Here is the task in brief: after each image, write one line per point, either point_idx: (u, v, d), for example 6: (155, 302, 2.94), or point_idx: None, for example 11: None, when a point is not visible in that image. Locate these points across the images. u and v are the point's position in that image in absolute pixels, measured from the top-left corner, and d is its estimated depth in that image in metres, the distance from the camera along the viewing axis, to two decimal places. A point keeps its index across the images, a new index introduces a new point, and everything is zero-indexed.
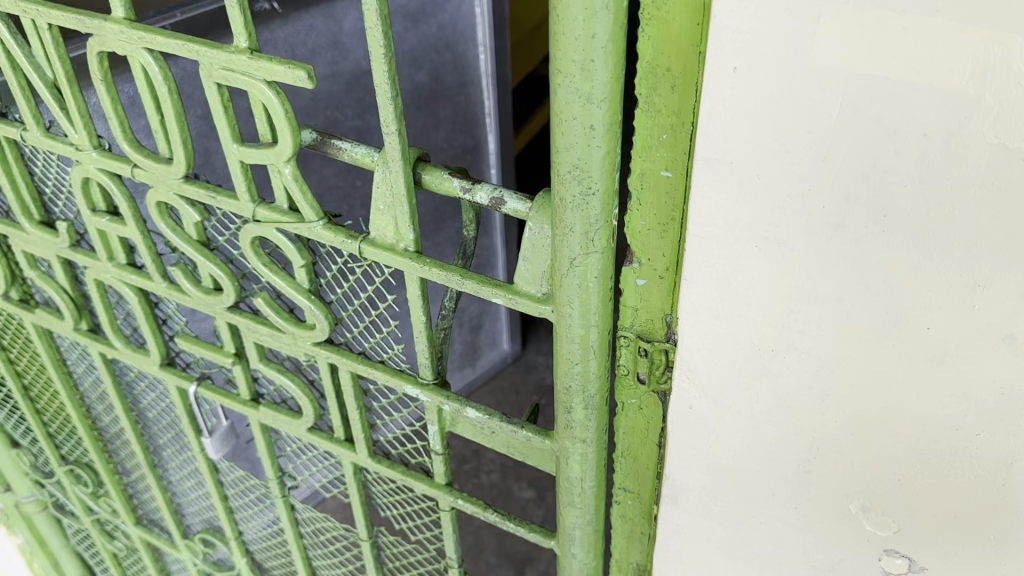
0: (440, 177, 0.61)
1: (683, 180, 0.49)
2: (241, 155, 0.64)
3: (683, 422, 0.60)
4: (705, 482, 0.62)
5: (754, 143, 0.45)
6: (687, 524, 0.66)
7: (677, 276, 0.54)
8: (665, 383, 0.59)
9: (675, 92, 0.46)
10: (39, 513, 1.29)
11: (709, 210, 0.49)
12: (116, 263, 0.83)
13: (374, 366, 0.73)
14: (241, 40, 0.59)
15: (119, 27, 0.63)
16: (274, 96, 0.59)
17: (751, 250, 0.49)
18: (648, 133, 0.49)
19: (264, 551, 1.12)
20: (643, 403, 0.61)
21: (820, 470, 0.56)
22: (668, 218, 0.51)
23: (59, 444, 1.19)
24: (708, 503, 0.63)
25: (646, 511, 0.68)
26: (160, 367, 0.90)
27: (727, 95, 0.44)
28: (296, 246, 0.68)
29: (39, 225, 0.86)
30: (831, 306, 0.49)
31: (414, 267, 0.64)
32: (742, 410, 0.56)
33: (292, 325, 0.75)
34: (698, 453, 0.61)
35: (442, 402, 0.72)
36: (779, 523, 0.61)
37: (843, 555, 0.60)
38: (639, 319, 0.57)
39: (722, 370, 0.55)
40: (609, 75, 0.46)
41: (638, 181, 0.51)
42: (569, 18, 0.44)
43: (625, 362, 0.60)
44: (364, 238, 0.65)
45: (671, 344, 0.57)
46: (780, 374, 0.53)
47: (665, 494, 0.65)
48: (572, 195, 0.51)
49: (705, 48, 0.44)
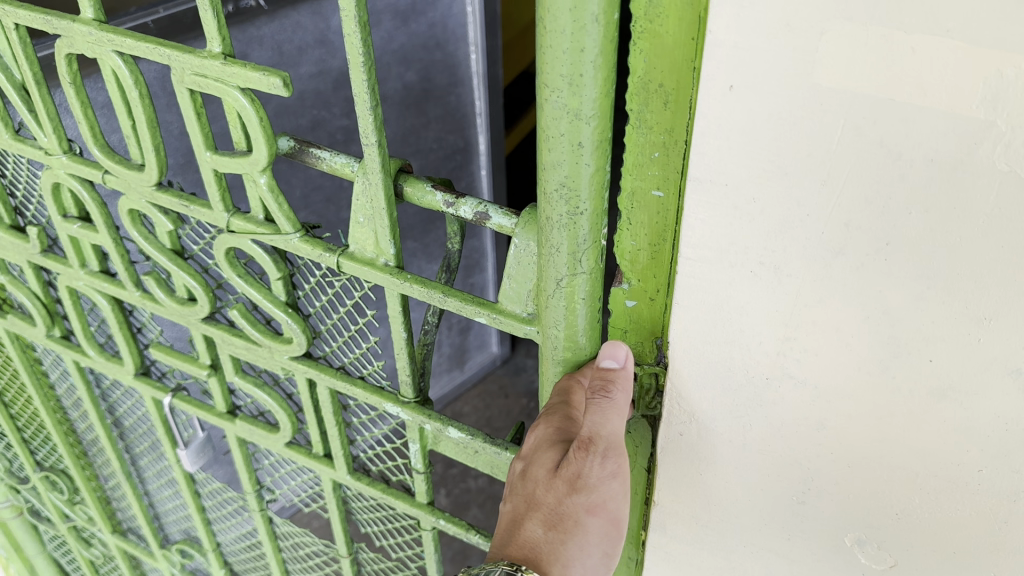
0: (422, 190, 0.58)
1: (675, 200, 0.47)
2: (215, 163, 0.61)
3: (672, 448, 0.58)
4: (695, 509, 0.60)
5: (752, 163, 0.43)
6: (676, 551, 0.64)
7: (669, 298, 0.51)
8: (655, 408, 0.57)
9: (667, 108, 0.44)
10: (15, 518, 1.26)
11: (702, 232, 0.46)
12: (88, 270, 0.80)
13: (355, 384, 0.71)
14: (215, 45, 0.56)
15: (87, 29, 0.60)
16: (249, 103, 0.56)
17: (746, 275, 0.47)
18: (639, 151, 0.46)
19: (243, 563, 1.08)
20: (631, 427, 0.59)
21: (814, 502, 0.54)
22: (659, 239, 0.49)
23: (34, 450, 1.15)
24: (697, 530, 0.61)
25: (634, 536, 0.65)
26: (135, 377, 0.87)
27: (722, 114, 0.42)
28: (272, 258, 0.66)
29: (9, 229, 0.83)
30: (829, 334, 0.46)
31: (395, 283, 0.61)
32: (735, 438, 0.54)
33: (269, 338, 0.72)
34: (689, 480, 0.59)
35: (423, 421, 0.69)
36: (771, 553, 0.59)
37: None
38: (628, 342, 0.54)
39: (714, 397, 0.53)
40: (599, 91, 0.44)
41: (627, 200, 0.48)
42: (556, 30, 0.42)
43: None
44: (342, 251, 0.62)
45: (662, 367, 0.54)
46: (775, 403, 0.51)
47: (653, 521, 0.63)
48: (558, 214, 0.48)
49: (699, 63, 0.41)
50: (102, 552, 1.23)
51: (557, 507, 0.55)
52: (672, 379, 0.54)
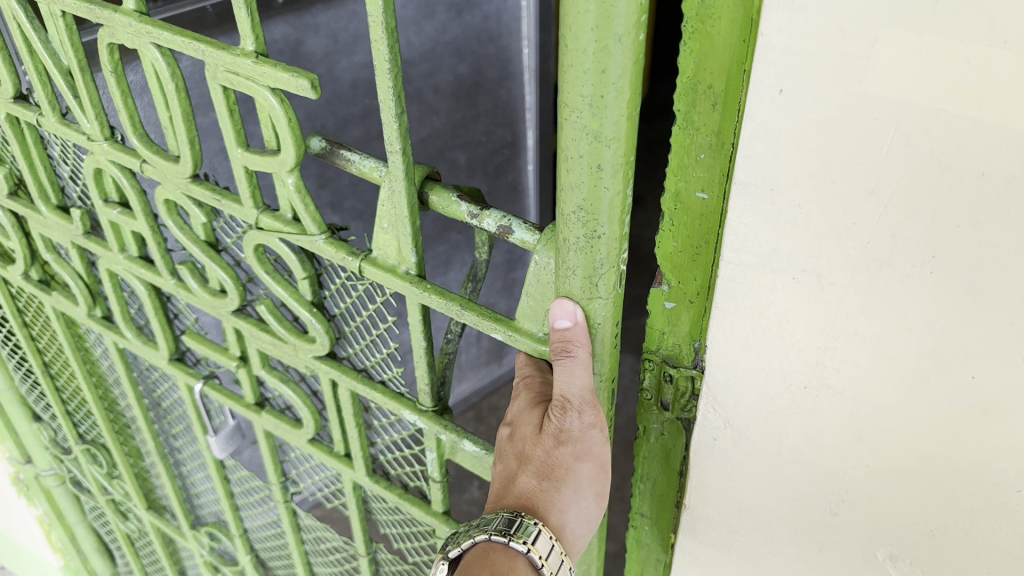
0: (448, 199, 0.59)
1: (720, 203, 0.47)
2: (245, 160, 0.62)
3: (706, 454, 0.58)
4: (725, 516, 0.60)
5: (797, 170, 0.42)
6: (704, 558, 0.64)
7: (705, 302, 0.51)
8: (689, 412, 0.57)
9: (716, 110, 0.44)
10: (57, 487, 1.30)
11: (746, 236, 0.46)
12: (127, 255, 0.82)
13: (375, 389, 0.72)
14: (247, 44, 0.57)
15: (128, 20, 0.61)
16: (278, 104, 0.57)
17: (788, 282, 0.46)
18: (685, 152, 0.46)
19: (268, 551, 1.10)
20: (665, 429, 0.59)
21: (847, 514, 0.53)
22: (701, 242, 0.49)
23: (77, 422, 1.18)
24: (727, 537, 0.61)
25: (664, 539, 0.65)
26: (169, 362, 0.89)
27: (771, 118, 0.42)
28: (298, 257, 0.67)
29: (55, 209, 0.85)
30: (871, 346, 0.46)
31: (414, 291, 0.61)
32: (769, 446, 0.54)
33: (293, 335, 0.73)
34: (720, 486, 0.58)
35: (438, 431, 0.70)
36: (802, 564, 0.58)
37: None
38: (665, 343, 0.55)
39: (750, 405, 0.53)
40: (621, 113, 0.43)
41: (671, 201, 0.48)
42: (578, 49, 0.41)
43: (649, 384, 0.57)
44: (366, 256, 0.63)
45: (698, 370, 0.54)
46: (813, 413, 0.50)
47: (683, 525, 0.63)
48: (575, 236, 0.48)
49: (750, 66, 0.41)
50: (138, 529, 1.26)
51: (548, 459, 0.56)
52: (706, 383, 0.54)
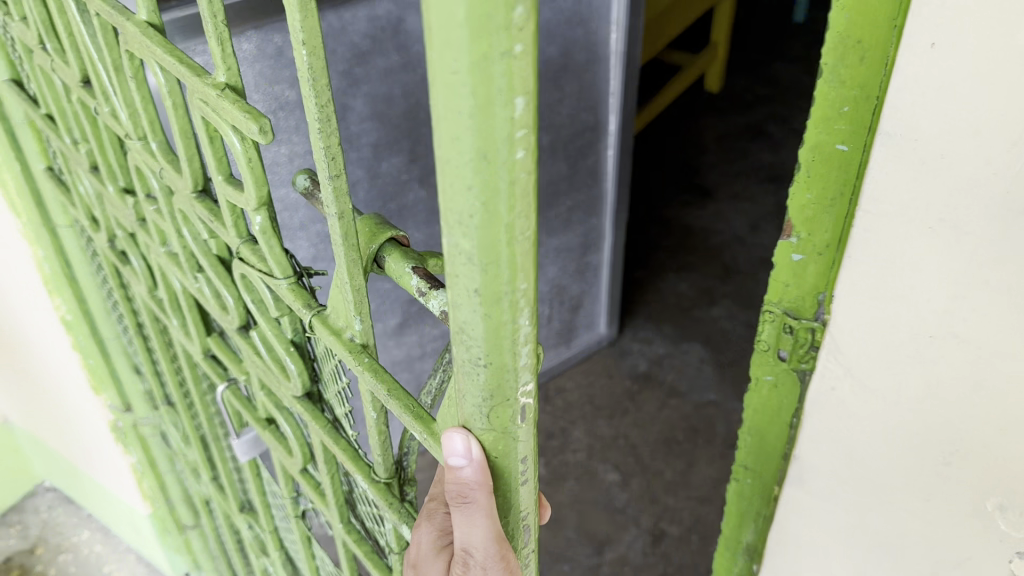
0: (402, 267, 0.49)
1: (859, 156, 0.50)
2: (225, 191, 0.57)
3: (822, 402, 0.61)
4: (833, 466, 0.64)
5: (947, 120, 0.45)
6: (810, 506, 0.68)
7: (832, 253, 0.55)
8: (807, 362, 0.61)
9: (863, 63, 0.47)
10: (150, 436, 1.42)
11: (886, 186, 0.49)
12: (165, 251, 0.81)
13: (338, 442, 0.64)
14: (218, 75, 0.50)
15: (137, 30, 0.57)
16: (239, 144, 0.51)
17: (924, 232, 0.49)
18: (828, 104, 0.49)
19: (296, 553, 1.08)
20: (780, 381, 0.63)
21: (960, 466, 0.55)
22: (837, 196, 0.52)
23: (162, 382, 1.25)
24: (833, 487, 0.65)
25: (767, 491, 0.71)
26: (204, 357, 0.89)
27: (921, 69, 0.44)
28: (273, 297, 0.61)
29: (120, 191, 0.84)
30: (999, 295, 0.47)
31: (354, 365, 0.52)
32: (887, 397, 0.57)
33: (274, 366, 0.67)
34: (833, 436, 0.62)
35: (386, 509, 0.59)
36: (909, 517, 0.61)
37: (968, 558, 0.58)
38: (789, 296, 0.58)
39: (873, 354, 0.56)
40: (514, 249, 0.34)
41: (810, 153, 0.52)
42: (453, 171, 0.31)
43: (770, 336, 0.62)
44: (319, 313, 0.55)
45: (820, 323, 0.58)
46: (933, 363, 0.53)
47: (791, 475, 0.68)
48: (465, 369, 0.39)
49: (902, 21, 0.44)
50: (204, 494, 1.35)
51: None
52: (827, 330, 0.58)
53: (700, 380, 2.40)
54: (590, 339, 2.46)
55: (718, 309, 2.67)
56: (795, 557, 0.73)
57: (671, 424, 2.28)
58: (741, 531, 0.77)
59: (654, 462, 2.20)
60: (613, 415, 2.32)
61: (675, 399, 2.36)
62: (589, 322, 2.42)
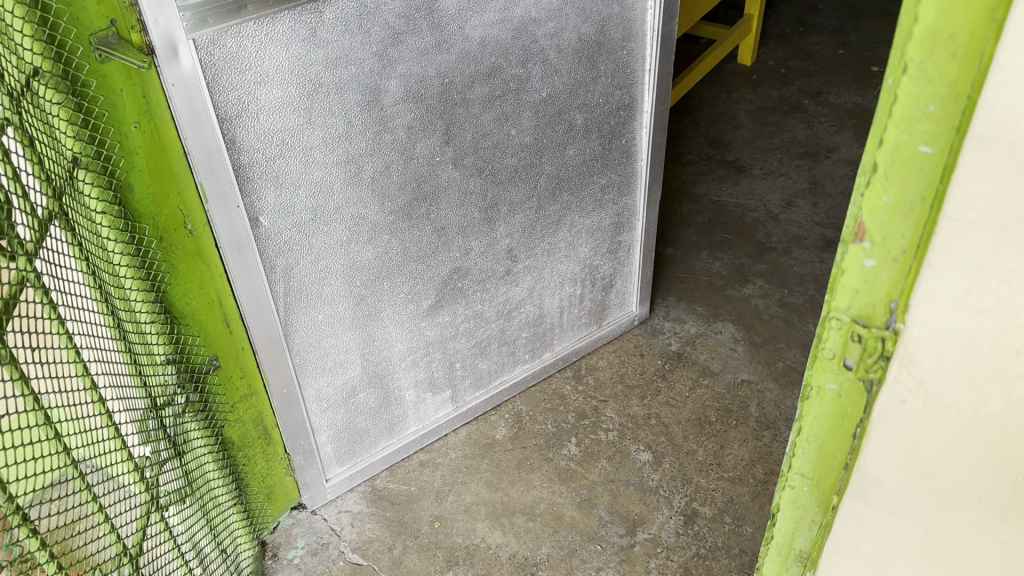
0: None
1: (939, 154, 0.64)
2: None
3: (893, 414, 0.77)
4: (893, 478, 0.81)
5: (1019, 117, 0.58)
6: (869, 517, 0.86)
7: (907, 257, 0.70)
8: (873, 371, 0.76)
9: (954, 60, 0.61)
10: (150, 421, 1.52)
11: (973, 197, 0.63)
12: None
13: None
14: None
15: None
16: None
17: (1014, 245, 0.63)
18: (915, 102, 0.64)
19: None
20: (843, 384, 0.80)
21: (1007, 463, 0.73)
22: (914, 200, 0.68)
23: (74, 385, 1.25)
24: (891, 497, 0.82)
25: (827, 500, 0.89)
26: None
27: (1000, 84, 0.58)
28: None
29: None
30: None
31: None
32: (954, 405, 0.73)
33: None
34: (896, 447, 0.79)
35: None
36: (950, 509, 0.79)
37: (1003, 533, 0.77)
38: (861, 304, 0.75)
39: (947, 365, 0.71)
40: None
41: (901, 149, 0.66)
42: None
43: (839, 342, 0.78)
44: None
45: (886, 330, 0.74)
46: (1001, 370, 0.69)
47: (855, 488, 0.85)
48: None
49: (998, 14, 0.57)
50: (95, 524, 1.29)
51: None
52: (898, 337, 0.73)
53: (732, 359, 2.59)
54: (620, 319, 2.64)
55: (749, 289, 2.87)
56: (851, 564, 0.91)
57: (702, 404, 2.44)
58: (798, 538, 0.97)
59: (686, 441, 2.33)
60: (646, 393, 2.48)
61: (708, 377, 2.53)
62: (621, 302, 2.60)
